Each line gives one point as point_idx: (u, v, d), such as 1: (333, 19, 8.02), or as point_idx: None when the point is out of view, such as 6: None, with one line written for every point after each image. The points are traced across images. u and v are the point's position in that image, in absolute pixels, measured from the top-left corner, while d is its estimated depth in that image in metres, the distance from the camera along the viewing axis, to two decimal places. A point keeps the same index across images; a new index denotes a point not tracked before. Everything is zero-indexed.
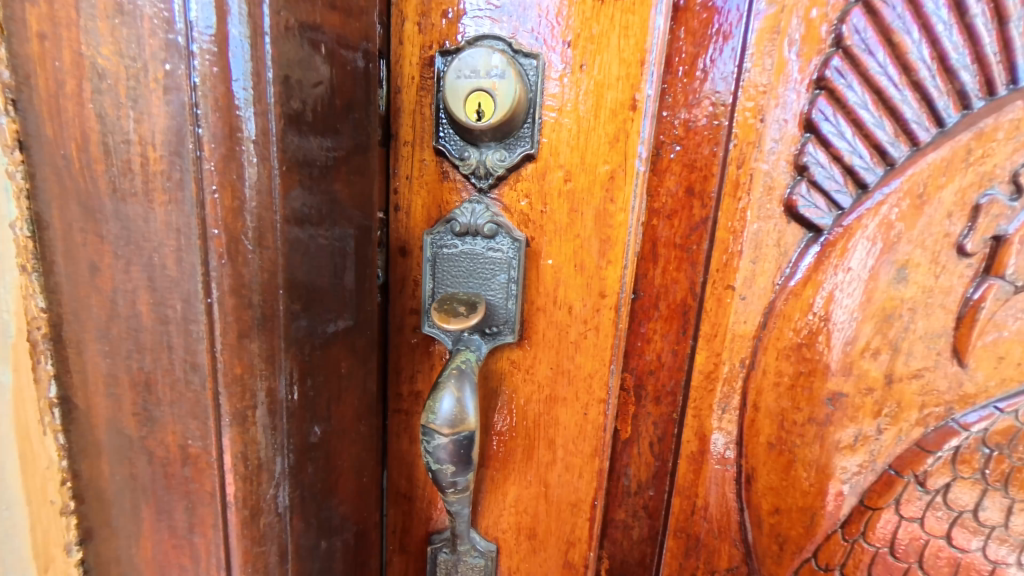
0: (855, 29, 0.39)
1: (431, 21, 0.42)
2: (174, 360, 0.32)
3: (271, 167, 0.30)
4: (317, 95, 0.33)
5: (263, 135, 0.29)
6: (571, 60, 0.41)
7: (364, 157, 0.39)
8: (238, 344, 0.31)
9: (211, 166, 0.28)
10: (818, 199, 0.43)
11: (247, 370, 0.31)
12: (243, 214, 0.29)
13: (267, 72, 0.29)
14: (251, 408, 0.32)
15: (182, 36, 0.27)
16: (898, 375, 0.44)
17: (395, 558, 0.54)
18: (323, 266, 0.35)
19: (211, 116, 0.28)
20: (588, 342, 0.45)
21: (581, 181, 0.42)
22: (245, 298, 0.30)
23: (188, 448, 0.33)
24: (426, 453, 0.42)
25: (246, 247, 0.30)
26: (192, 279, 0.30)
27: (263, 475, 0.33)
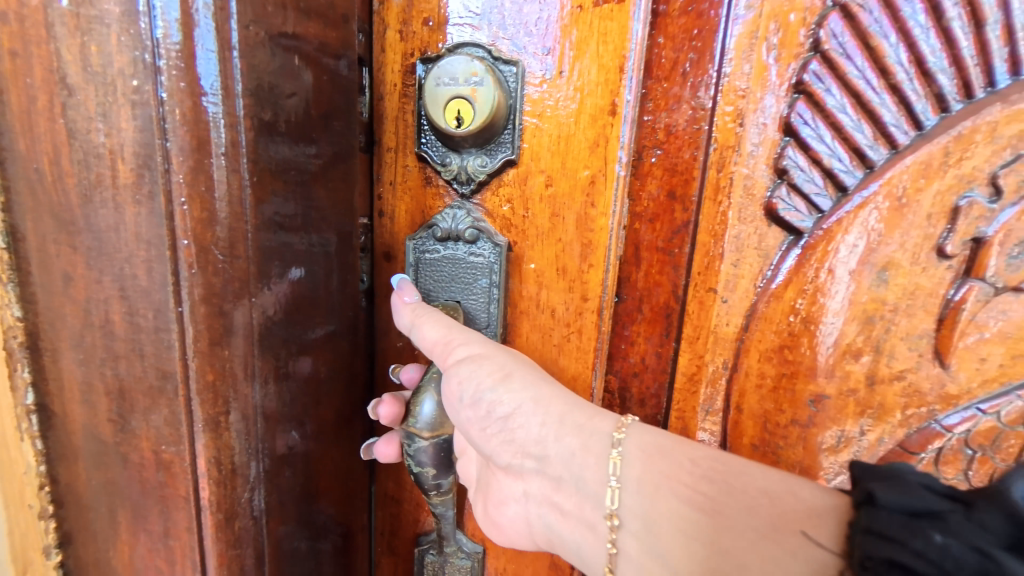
0: (833, 33, 0.40)
1: (412, 29, 0.42)
2: (147, 367, 0.32)
3: (242, 179, 0.31)
4: (291, 107, 0.33)
5: (233, 147, 0.30)
6: (552, 67, 0.41)
7: (346, 164, 0.40)
8: (210, 352, 0.31)
9: (180, 178, 0.29)
10: (798, 202, 0.44)
11: (220, 377, 0.32)
12: (213, 225, 0.30)
13: (236, 86, 0.29)
14: (224, 414, 0.33)
15: (148, 53, 0.27)
16: (880, 377, 0.44)
17: (384, 559, 0.54)
18: (299, 273, 0.36)
19: (179, 129, 0.28)
20: (571, 345, 0.46)
21: (562, 186, 0.43)
22: (216, 306, 0.31)
23: (162, 454, 0.33)
24: (407, 456, 0.43)
25: (216, 257, 0.30)
26: (163, 289, 0.30)
27: (237, 480, 0.34)
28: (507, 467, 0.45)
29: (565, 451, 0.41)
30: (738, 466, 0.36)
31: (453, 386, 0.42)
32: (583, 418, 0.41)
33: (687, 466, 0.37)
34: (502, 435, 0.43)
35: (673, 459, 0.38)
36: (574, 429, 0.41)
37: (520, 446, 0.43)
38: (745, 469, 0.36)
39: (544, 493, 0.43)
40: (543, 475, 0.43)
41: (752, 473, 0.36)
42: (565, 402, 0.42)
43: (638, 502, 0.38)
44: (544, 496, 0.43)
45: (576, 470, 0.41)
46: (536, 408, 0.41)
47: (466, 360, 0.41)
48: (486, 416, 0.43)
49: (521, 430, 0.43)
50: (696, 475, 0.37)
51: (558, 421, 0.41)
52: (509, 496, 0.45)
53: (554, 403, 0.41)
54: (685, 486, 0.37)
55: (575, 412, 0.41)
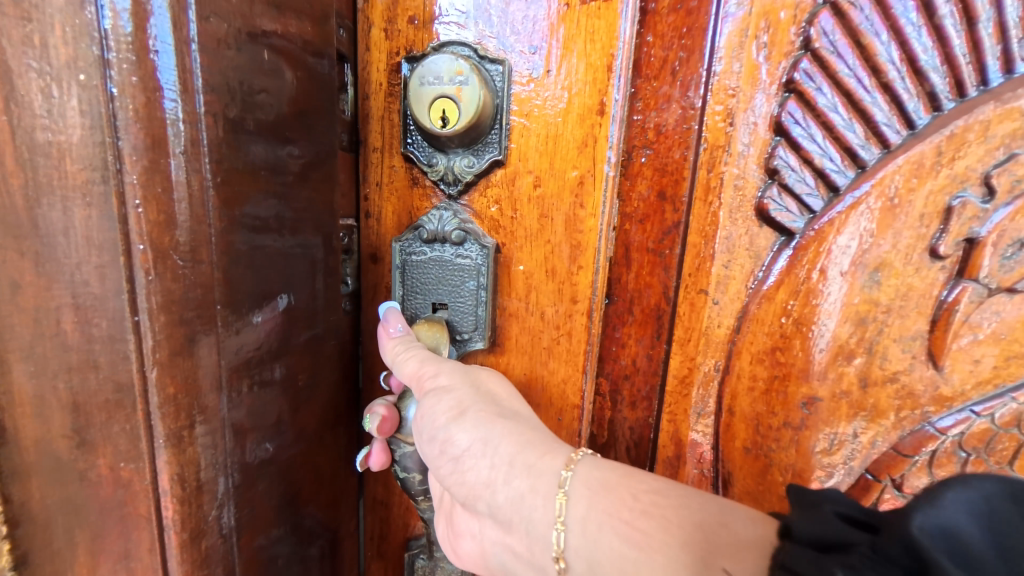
0: (823, 31, 0.39)
1: (397, 27, 0.42)
2: (101, 381, 0.30)
3: (204, 178, 0.30)
4: (260, 104, 0.33)
5: (192, 146, 0.29)
6: (539, 66, 0.40)
7: (324, 164, 0.40)
8: (171, 362, 0.30)
9: (132, 178, 0.27)
10: (790, 202, 0.43)
11: (182, 390, 0.30)
12: (172, 228, 0.29)
13: (195, 82, 0.28)
14: (188, 427, 0.31)
15: (96, 45, 0.26)
16: (873, 379, 0.44)
17: (374, 564, 0.54)
18: (273, 275, 0.36)
19: (132, 125, 0.27)
20: (561, 348, 0.45)
21: (550, 186, 0.42)
22: (177, 315, 0.29)
23: (120, 471, 0.31)
24: (395, 462, 0.45)
25: (176, 263, 0.29)
26: (118, 296, 0.28)
27: (204, 497, 0.32)
28: (461, 509, 0.40)
29: (514, 496, 0.36)
30: (677, 499, 0.33)
31: (419, 418, 0.41)
32: (534, 457, 0.37)
33: (628, 500, 0.33)
34: (454, 477, 0.39)
35: (615, 495, 0.34)
36: (524, 471, 0.36)
37: (470, 492, 0.38)
38: (684, 501, 0.33)
39: (498, 542, 0.38)
40: (494, 522, 0.38)
41: (690, 502, 0.33)
42: (517, 440, 0.37)
43: (586, 547, 0.33)
44: (498, 545, 0.38)
45: (526, 518, 0.36)
46: (484, 448, 0.38)
47: (425, 394, 0.39)
48: (439, 456, 0.40)
49: (470, 473, 0.38)
50: (637, 511, 0.33)
51: (508, 461, 0.37)
52: (463, 537, 0.41)
53: (505, 442, 0.37)
54: (626, 525, 0.32)
55: (526, 450, 0.37)
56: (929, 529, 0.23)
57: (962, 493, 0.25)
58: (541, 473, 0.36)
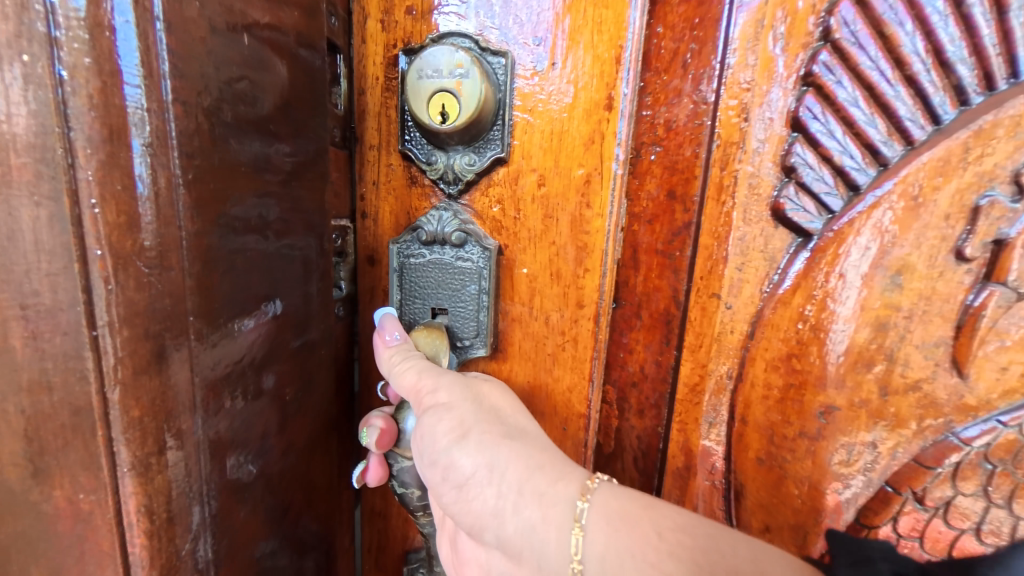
0: (844, 21, 0.37)
1: (394, 18, 0.40)
2: (56, 405, 0.25)
3: (174, 176, 0.26)
4: (236, 92, 0.29)
5: (159, 139, 0.25)
6: (543, 59, 0.38)
7: (309, 159, 0.37)
8: (136, 382, 0.25)
9: (88, 175, 0.23)
10: (807, 202, 0.41)
11: (150, 411, 0.26)
12: (136, 230, 0.25)
13: (161, 65, 0.25)
14: (157, 454, 0.27)
15: (40, 20, 0.21)
16: (894, 388, 0.42)
17: None
18: (254, 282, 0.33)
19: (85, 114, 0.23)
20: (566, 354, 0.43)
21: (555, 185, 0.40)
22: (141, 328, 0.25)
23: (81, 503, 0.27)
24: (392, 477, 0.43)
25: (140, 270, 0.25)
26: (72, 309, 0.24)
27: (177, 529, 0.28)
28: (465, 535, 0.39)
29: (524, 527, 0.34)
30: (705, 539, 0.31)
31: (418, 441, 0.38)
32: (545, 484, 0.35)
33: (652, 538, 0.31)
34: (458, 504, 0.37)
35: (637, 532, 0.32)
36: (535, 499, 0.35)
37: (476, 520, 0.36)
38: (716, 543, 0.30)
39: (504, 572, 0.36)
40: (501, 552, 0.36)
41: (719, 543, 0.30)
42: (526, 465, 0.36)
43: None
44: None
45: (537, 550, 0.34)
46: (490, 473, 0.36)
47: (425, 412, 0.37)
48: (440, 481, 0.37)
49: (476, 500, 0.36)
50: (664, 552, 0.30)
51: (518, 489, 0.35)
52: (467, 563, 0.39)
53: (513, 468, 0.36)
54: (650, 566, 0.30)
55: (536, 477, 0.35)
56: None
57: None
58: (553, 501, 0.34)
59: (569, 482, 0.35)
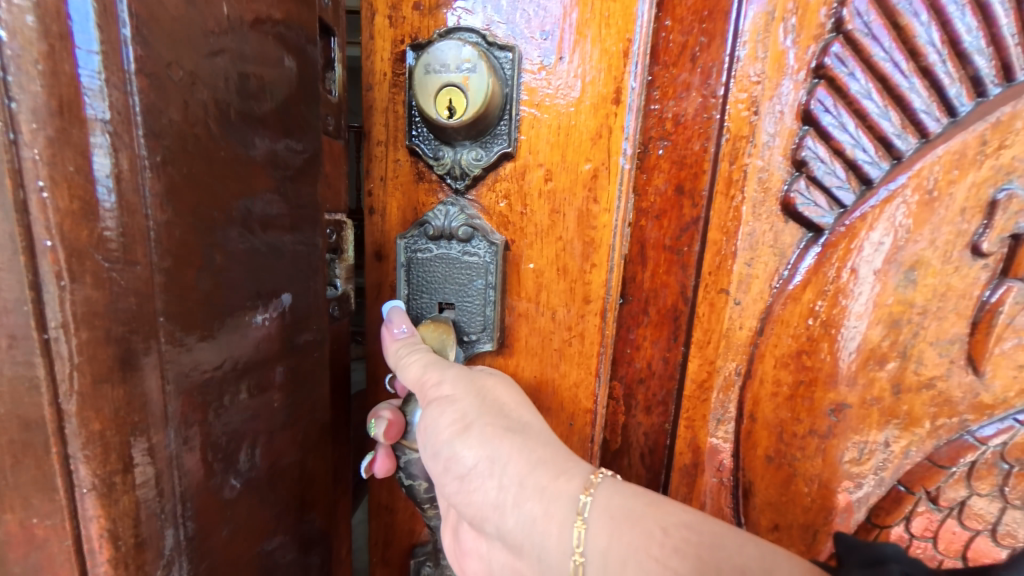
0: (857, 12, 0.37)
1: (402, 14, 0.40)
2: (2, 416, 0.23)
3: (139, 157, 0.24)
4: (216, 68, 0.28)
5: (120, 115, 0.23)
6: (550, 53, 0.38)
7: (298, 147, 0.35)
8: (95, 392, 0.24)
9: (34, 153, 0.21)
10: (818, 196, 0.40)
11: (112, 424, 0.24)
12: (95, 217, 0.23)
13: (123, 30, 0.23)
14: (122, 473, 0.25)
15: None
16: (907, 385, 0.41)
17: (378, 571, 0.52)
18: (240, 282, 0.31)
19: (31, 83, 0.20)
20: (573, 350, 0.43)
21: (562, 180, 0.40)
22: (101, 332, 0.23)
23: (34, 528, 0.25)
24: (399, 468, 0.43)
25: (99, 263, 0.23)
26: (17, 306, 0.22)
27: (146, 556, 0.26)
28: (467, 527, 0.39)
29: (525, 520, 0.34)
30: (712, 538, 0.29)
31: (423, 432, 0.39)
32: (547, 479, 0.35)
33: (657, 534, 0.30)
34: (460, 494, 0.37)
35: (640, 527, 0.31)
36: (536, 493, 0.34)
37: (477, 512, 0.37)
38: (722, 542, 0.28)
39: (505, 565, 0.36)
40: (502, 544, 0.36)
41: (728, 544, 0.28)
42: (527, 459, 0.36)
43: None
44: (504, 568, 0.36)
45: (538, 544, 0.34)
46: (491, 466, 0.36)
47: (430, 404, 0.38)
48: (443, 473, 0.38)
49: (477, 491, 0.36)
50: (668, 548, 0.29)
51: (518, 482, 0.35)
52: (469, 555, 0.39)
53: (514, 461, 0.36)
54: (654, 562, 0.29)
55: (537, 471, 0.35)
56: None
57: None
58: (554, 496, 0.34)
59: (573, 476, 0.35)
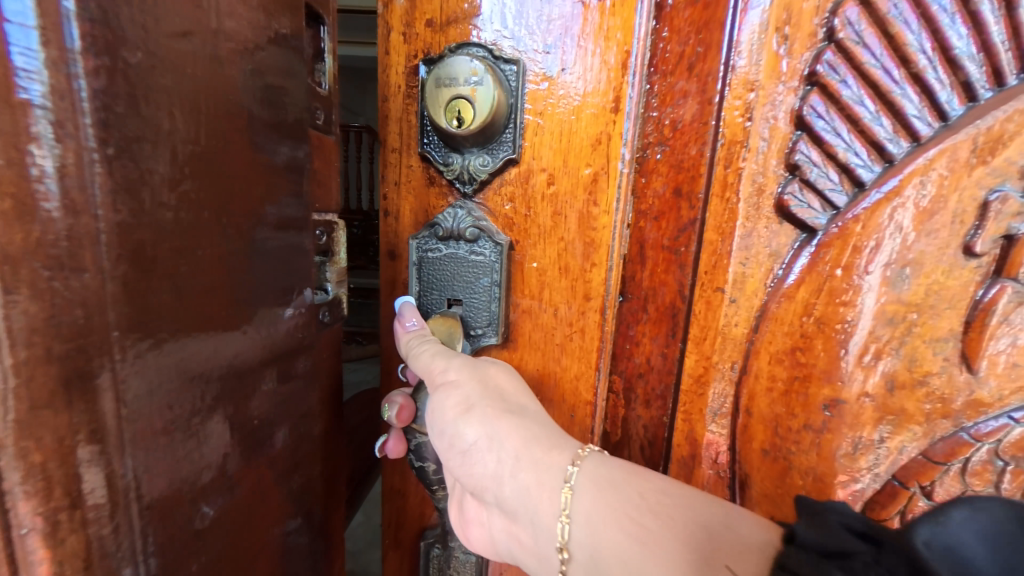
0: (849, 21, 0.38)
1: (415, 31, 0.43)
2: None
3: (85, 146, 0.23)
4: (174, 52, 0.27)
5: (63, 100, 0.22)
6: (553, 65, 0.41)
7: (269, 143, 0.35)
8: (38, 423, 0.22)
9: None
10: (811, 198, 0.42)
11: (56, 456, 0.23)
12: (39, 213, 0.22)
13: (66, 9, 0.22)
14: (68, 506, 0.24)
15: None
16: (901, 382, 0.42)
17: (391, 552, 0.56)
18: (201, 290, 0.30)
19: None
20: (574, 345, 0.46)
21: (564, 184, 0.43)
22: (42, 347, 0.22)
23: None
24: (411, 452, 0.46)
25: (39, 271, 0.22)
26: None
27: None
28: (468, 498, 0.42)
29: (519, 490, 0.37)
30: (682, 500, 0.33)
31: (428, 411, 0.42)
32: (540, 452, 0.38)
33: (634, 498, 0.34)
34: (461, 468, 0.40)
35: (621, 492, 0.34)
36: (530, 465, 0.37)
37: (477, 483, 0.39)
38: (690, 502, 0.33)
39: (503, 533, 0.39)
40: (500, 513, 0.39)
41: (694, 509, 0.32)
42: (522, 435, 0.38)
43: (589, 542, 0.33)
44: (501, 534, 0.39)
45: (531, 511, 0.36)
46: (489, 442, 0.38)
47: (433, 385, 0.40)
48: (446, 448, 0.41)
49: (477, 465, 0.39)
50: (644, 509, 0.33)
51: (514, 456, 0.38)
52: (471, 525, 0.42)
53: (510, 437, 0.38)
54: (631, 521, 0.32)
55: (531, 446, 0.38)
56: (932, 542, 0.26)
57: (968, 513, 0.27)
58: (546, 467, 0.37)
59: (563, 449, 0.38)
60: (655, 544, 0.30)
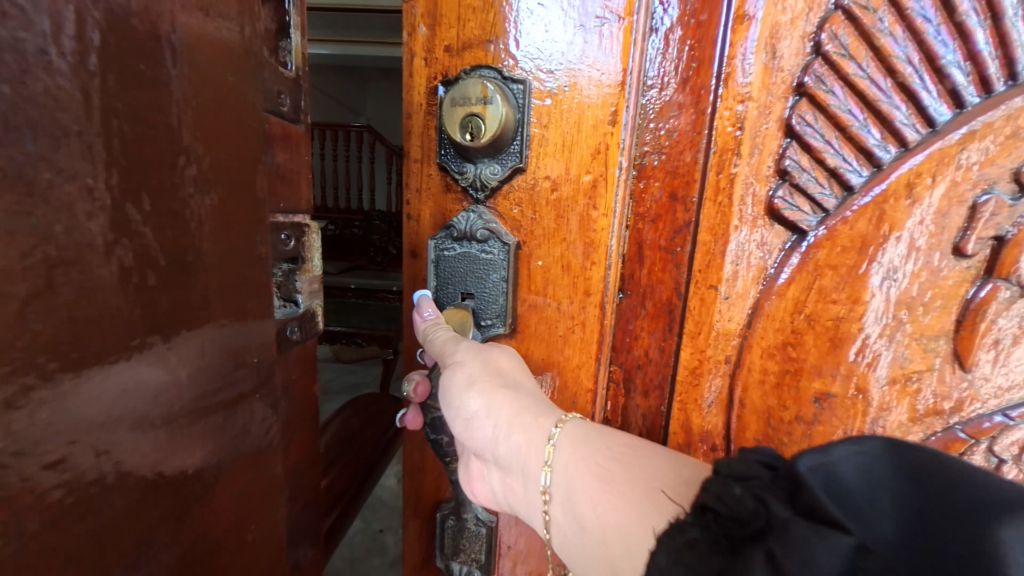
0: (833, 36, 0.41)
1: (435, 55, 0.48)
2: None
3: None
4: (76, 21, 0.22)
5: None
6: (556, 84, 0.45)
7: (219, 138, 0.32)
8: None
9: None
10: (800, 201, 0.45)
11: None
12: None
13: None
14: None
15: None
16: (893, 377, 0.44)
17: (411, 522, 0.62)
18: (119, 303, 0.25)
19: None
20: (575, 336, 0.50)
21: (566, 190, 0.47)
22: None
23: None
24: (427, 425, 0.52)
25: None
26: None
27: None
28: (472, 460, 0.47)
29: (512, 449, 0.42)
30: (646, 454, 0.38)
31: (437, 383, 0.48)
32: (530, 418, 0.42)
33: (606, 452, 0.38)
34: (464, 433, 0.45)
35: (595, 448, 0.39)
36: (521, 428, 0.42)
37: (477, 445, 0.45)
38: (653, 457, 0.37)
39: (501, 488, 0.44)
40: (498, 470, 0.44)
41: (654, 460, 0.37)
42: (515, 403, 0.43)
43: (567, 490, 0.38)
44: (497, 487, 0.45)
45: (522, 467, 0.41)
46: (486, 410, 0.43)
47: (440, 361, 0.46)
48: (451, 416, 0.46)
49: (477, 430, 0.44)
50: (612, 460, 0.38)
51: (508, 422, 0.42)
52: (474, 482, 0.47)
53: (505, 406, 0.43)
54: (600, 470, 0.37)
55: (523, 413, 0.43)
56: (814, 467, 0.26)
57: (856, 448, 0.27)
58: (535, 429, 0.42)
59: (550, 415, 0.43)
60: (617, 486, 0.35)
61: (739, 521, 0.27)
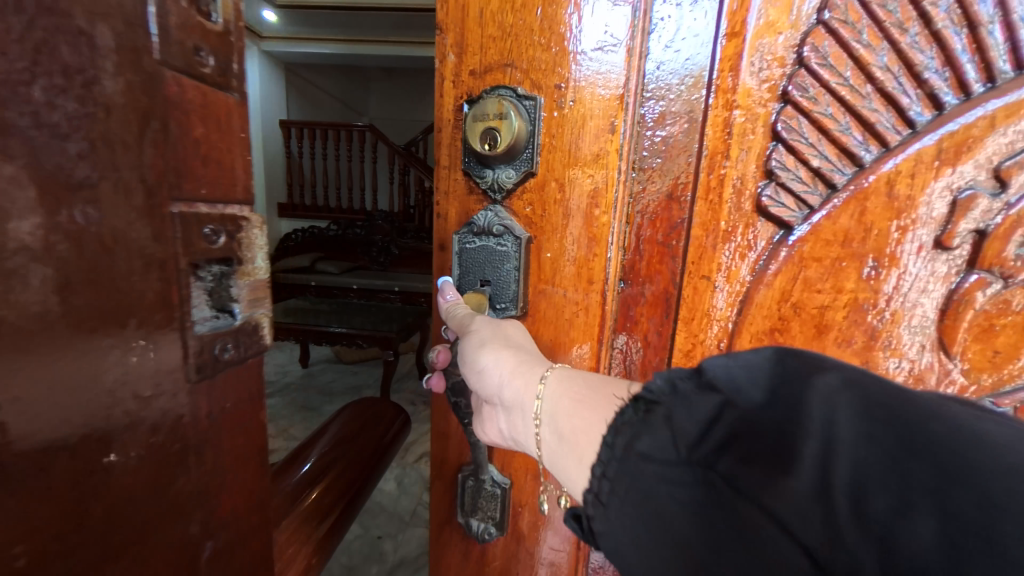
0: (814, 48, 0.45)
1: (461, 78, 0.56)
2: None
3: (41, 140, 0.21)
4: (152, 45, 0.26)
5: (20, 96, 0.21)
6: (564, 99, 0.52)
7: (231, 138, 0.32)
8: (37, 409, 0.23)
9: None
10: (785, 198, 0.49)
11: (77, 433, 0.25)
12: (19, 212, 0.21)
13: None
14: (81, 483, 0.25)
15: None
16: (875, 360, 0.49)
17: (436, 483, 0.70)
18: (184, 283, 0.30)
19: None
20: (579, 319, 0.57)
21: (571, 192, 0.54)
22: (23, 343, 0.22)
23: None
24: (449, 391, 0.60)
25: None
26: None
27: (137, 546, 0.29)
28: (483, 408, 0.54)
29: (512, 391, 0.49)
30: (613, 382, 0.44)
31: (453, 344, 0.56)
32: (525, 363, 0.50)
33: (581, 382, 0.46)
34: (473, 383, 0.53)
35: (573, 381, 0.46)
36: (518, 373, 0.49)
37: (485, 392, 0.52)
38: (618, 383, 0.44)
39: (506, 428, 0.51)
40: (502, 412, 0.51)
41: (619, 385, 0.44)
42: (514, 354, 0.51)
43: (553, 416, 0.45)
44: (502, 426, 0.52)
45: (520, 405, 0.48)
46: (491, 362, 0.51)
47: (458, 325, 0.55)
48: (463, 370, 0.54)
49: (484, 380, 0.51)
50: (586, 387, 0.45)
51: (508, 369, 0.50)
52: (485, 427, 0.54)
53: (504, 355, 0.50)
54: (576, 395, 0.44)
55: (520, 360, 0.50)
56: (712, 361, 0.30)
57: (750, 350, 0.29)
58: (530, 374, 0.49)
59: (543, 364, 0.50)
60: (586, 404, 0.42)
61: (655, 404, 0.33)
